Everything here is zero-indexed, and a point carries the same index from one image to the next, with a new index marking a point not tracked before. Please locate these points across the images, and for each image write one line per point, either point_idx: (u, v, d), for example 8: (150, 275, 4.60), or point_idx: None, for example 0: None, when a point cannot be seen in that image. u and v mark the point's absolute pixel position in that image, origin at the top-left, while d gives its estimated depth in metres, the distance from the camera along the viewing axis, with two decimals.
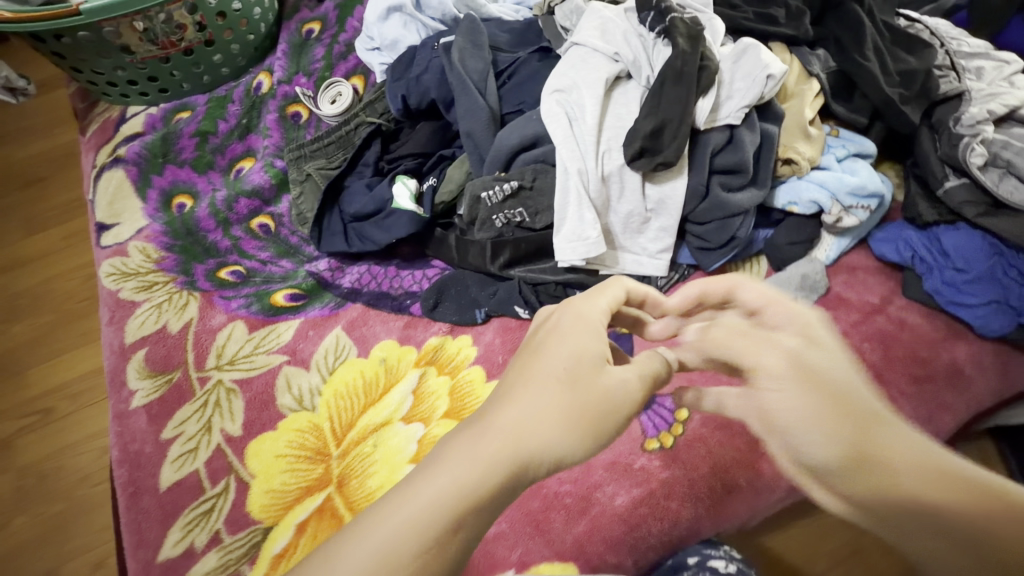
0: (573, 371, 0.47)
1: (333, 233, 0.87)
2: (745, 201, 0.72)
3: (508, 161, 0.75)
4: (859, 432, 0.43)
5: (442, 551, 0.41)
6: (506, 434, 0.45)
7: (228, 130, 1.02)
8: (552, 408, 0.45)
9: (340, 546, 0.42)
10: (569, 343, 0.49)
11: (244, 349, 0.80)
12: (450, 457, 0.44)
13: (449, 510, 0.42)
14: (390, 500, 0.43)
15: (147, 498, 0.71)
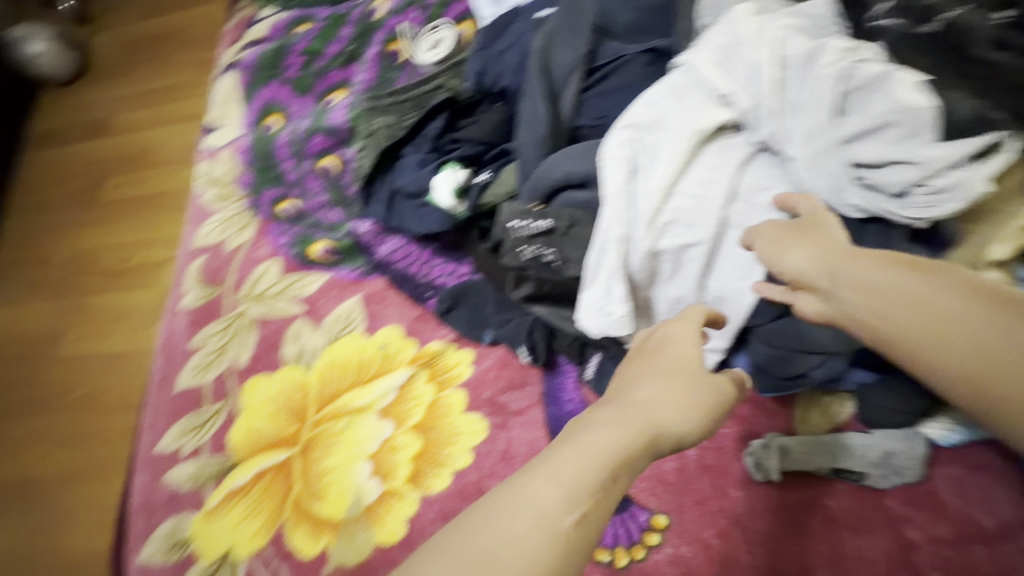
0: (685, 364, 0.48)
1: (378, 201, 0.82)
2: (832, 340, 0.53)
3: (548, 196, 0.63)
4: (836, 253, 0.48)
5: (603, 504, 0.39)
6: (645, 408, 0.44)
7: (333, 56, 1.00)
8: (681, 388, 0.46)
9: (506, 498, 0.38)
10: (675, 335, 0.51)
11: (273, 288, 0.85)
12: (595, 423, 0.43)
13: (607, 471, 0.40)
14: (548, 460, 0.40)
15: (167, 391, 0.82)
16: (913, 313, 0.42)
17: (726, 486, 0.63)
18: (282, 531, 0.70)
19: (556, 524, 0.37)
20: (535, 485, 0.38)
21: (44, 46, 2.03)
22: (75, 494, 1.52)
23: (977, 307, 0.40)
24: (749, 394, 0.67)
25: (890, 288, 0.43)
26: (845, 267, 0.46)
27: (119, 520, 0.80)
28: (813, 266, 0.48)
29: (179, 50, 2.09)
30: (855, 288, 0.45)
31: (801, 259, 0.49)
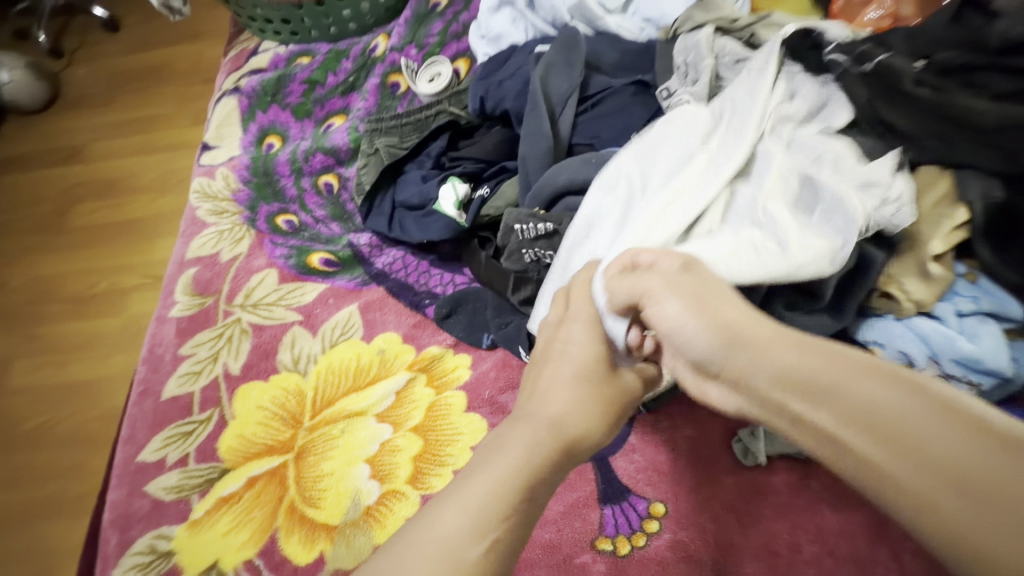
0: (587, 369, 0.56)
1: (379, 213, 0.87)
2: (805, 329, 0.60)
3: (550, 202, 0.69)
4: (740, 326, 0.43)
5: (515, 525, 0.46)
6: (546, 426, 0.51)
7: (333, 86, 1.06)
8: (577, 397, 0.54)
9: (423, 529, 0.45)
10: (571, 339, 0.58)
11: (269, 297, 0.85)
12: (504, 446, 0.50)
13: (516, 491, 0.47)
14: (457, 490, 0.48)
15: (151, 400, 0.80)
16: (845, 416, 0.37)
17: (717, 473, 0.67)
18: (275, 538, 0.68)
19: (467, 554, 0.44)
20: (443, 521, 0.45)
21: (13, 74, 2.01)
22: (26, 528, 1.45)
23: (903, 390, 0.36)
24: None
25: (817, 379, 0.38)
26: (756, 350, 0.42)
27: (88, 538, 0.75)
28: (709, 336, 0.44)
29: (162, 86, 2.15)
30: (773, 379, 0.40)
31: (680, 313, 0.46)
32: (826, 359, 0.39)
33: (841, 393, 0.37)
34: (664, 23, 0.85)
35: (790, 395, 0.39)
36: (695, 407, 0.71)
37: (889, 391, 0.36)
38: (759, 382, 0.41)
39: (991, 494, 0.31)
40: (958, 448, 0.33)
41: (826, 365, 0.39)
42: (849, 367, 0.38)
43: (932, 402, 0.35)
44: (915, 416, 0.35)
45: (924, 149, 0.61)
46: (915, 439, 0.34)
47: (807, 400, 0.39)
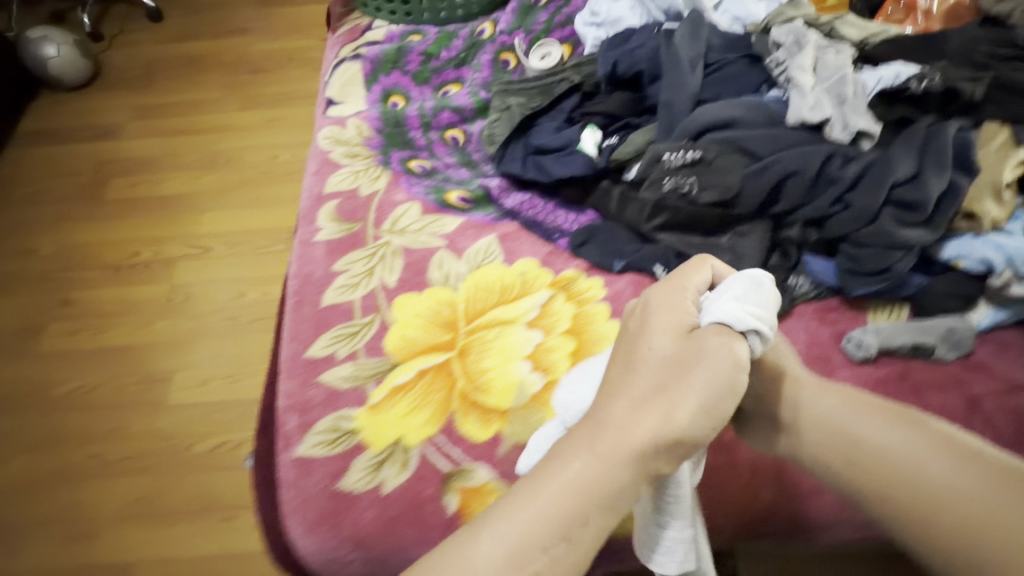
0: (644, 401, 0.55)
1: (513, 158, 0.98)
2: (913, 238, 0.75)
3: (697, 135, 0.84)
4: (810, 387, 0.65)
5: (546, 565, 0.50)
6: (602, 458, 0.53)
7: (448, 59, 1.18)
8: (647, 417, 0.54)
9: (468, 547, 0.52)
10: (658, 345, 0.58)
11: (414, 225, 0.94)
12: (545, 490, 0.53)
13: (548, 534, 0.51)
14: (497, 522, 0.53)
15: (309, 308, 0.85)
16: (878, 464, 0.57)
17: (833, 368, 0.80)
18: (452, 420, 0.75)
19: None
20: (480, 552, 0.51)
21: (60, 49, 2.06)
22: (56, 494, 1.38)
23: (892, 429, 0.59)
24: (834, 306, 0.85)
25: (864, 438, 0.59)
26: (826, 409, 0.62)
27: (256, 427, 0.80)
28: (788, 390, 0.64)
29: (204, 72, 2.19)
30: (830, 436, 0.61)
31: (778, 375, 0.65)
32: (878, 422, 0.60)
33: (855, 435, 0.60)
34: (750, 21, 1.02)
35: (827, 435, 0.61)
36: (806, 320, 0.84)
37: (908, 441, 0.58)
38: (817, 433, 0.62)
39: (947, 491, 0.54)
40: (940, 475, 0.55)
41: (874, 427, 0.60)
42: (863, 417, 0.61)
43: (909, 435, 0.58)
44: (933, 468, 0.55)
45: (981, 111, 0.79)
46: (915, 471, 0.56)
47: (843, 445, 0.60)
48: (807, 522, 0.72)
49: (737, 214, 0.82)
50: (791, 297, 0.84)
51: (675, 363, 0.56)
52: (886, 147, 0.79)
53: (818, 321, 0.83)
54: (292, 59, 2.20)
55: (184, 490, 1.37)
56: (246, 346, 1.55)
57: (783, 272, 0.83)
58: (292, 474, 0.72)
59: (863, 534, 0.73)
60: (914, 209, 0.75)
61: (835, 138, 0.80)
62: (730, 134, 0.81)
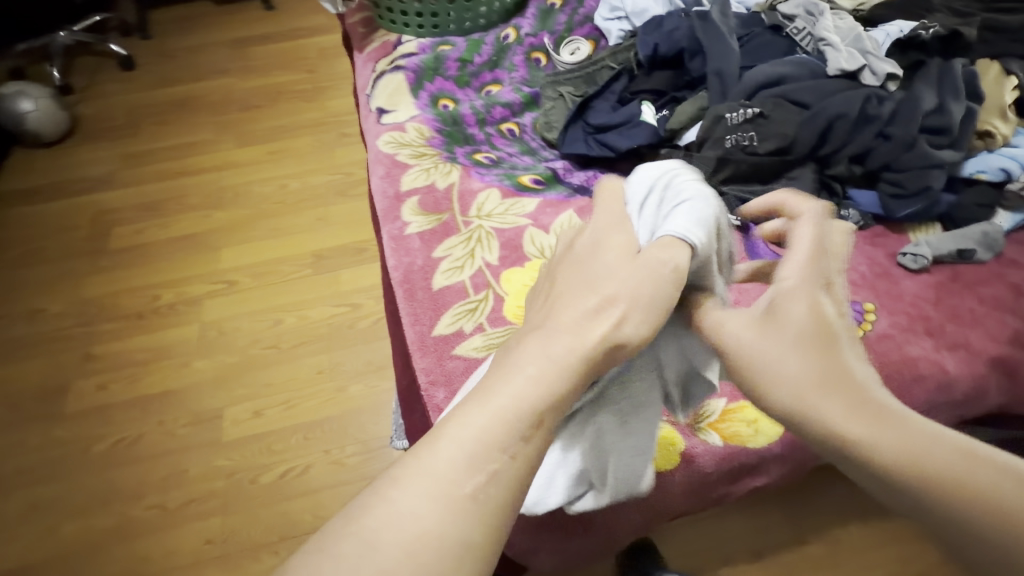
0: (596, 273, 0.55)
1: (575, 139, 1.07)
2: (946, 157, 0.89)
3: (751, 94, 0.96)
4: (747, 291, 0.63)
5: (517, 469, 0.46)
6: (552, 357, 0.50)
7: (482, 62, 1.26)
8: (594, 300, 0.53)
9: (415, 462, 0.46)
10: (614, 249, 0.57)
11: (498, 209, 1.00)
12: (504, 385, 0.49)
13: (507, 433, 0.47)
14: (451, 424, 0.48)
15: (422, 293, 0.89)
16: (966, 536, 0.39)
17: (897, 279, 0.90)
18: None
19: (458, 490, 0.44)
20: (436, 459, 0.45)
21: (38, 104, 1.99)
22: (117, 553, 1.30)
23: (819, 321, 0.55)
24: (879, 233, 0.95)
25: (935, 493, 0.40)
26: (876, 450, 0.42)
27: (398, 407, 0.83)
28: (810, 389, 0.45)
29: (191, 115, 2.16)
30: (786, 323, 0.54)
31: (789, 367, 0.46)
32: (970, 465, 0.41)
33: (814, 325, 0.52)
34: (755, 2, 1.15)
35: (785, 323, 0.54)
36: (862, 245, 0.94)
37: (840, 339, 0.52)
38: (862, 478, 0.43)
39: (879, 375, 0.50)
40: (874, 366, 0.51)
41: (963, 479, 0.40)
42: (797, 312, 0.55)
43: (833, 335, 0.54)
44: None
45: (975, 50, 0.95)
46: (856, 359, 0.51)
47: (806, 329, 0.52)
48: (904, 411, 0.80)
49: (794, 159, 0.93)
50: (848, 228, 0.94)
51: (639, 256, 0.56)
52: (907, 87, 0.94)
53: (872, 244, 0.94)
54: (282, 92, 2.21)
55: (259, 523, 1.32)
56: (295, 372, 1.53)
57: (835, 207, 0.94)
58: None
59: (953, 416, 0.84)
60: (942, 133, 0.90)
61: (868, 84, 0.94)
62: (782, 90, 0.94)
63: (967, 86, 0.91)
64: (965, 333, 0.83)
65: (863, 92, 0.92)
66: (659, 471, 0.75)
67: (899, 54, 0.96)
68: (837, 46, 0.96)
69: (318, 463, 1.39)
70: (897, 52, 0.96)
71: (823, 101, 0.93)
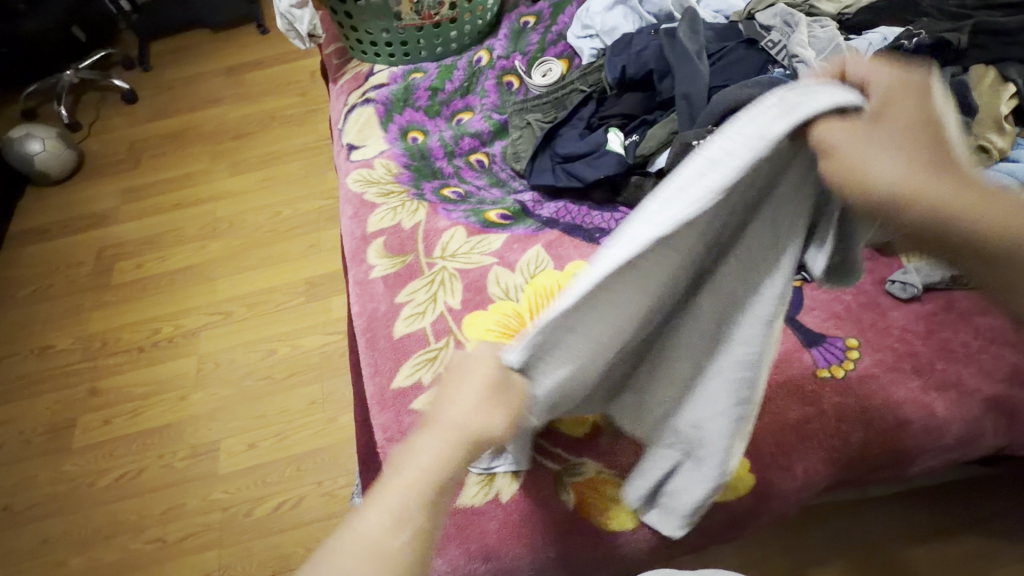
0: (477, 388, 0.55)
1: (543, 170, 1.04)
2: None
3: (720, 118, 0.89)
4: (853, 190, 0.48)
5: (421, 529, 0.51)
6: (448, 446, 0.53)
7: (453, 89, 1.23)
8: (475, 423, 0.54)
9: (337, 538, 0.50)
10: (482, 377, 0.55)
11: (463, 248, 0.98)
12: (421, 458, 0.53)
13: (421, 503, 0.51)
14: (373, 499, 0.51)
15: (384, 341, 0.88)
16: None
17: (884, 310, 0.84)
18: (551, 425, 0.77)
19: (387, 549, 0.49)
20: (352, 535, 0.49)
21: (45, 144, 2.06)
22: None
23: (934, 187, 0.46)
24: (868, 256, 0.90)
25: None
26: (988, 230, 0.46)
27: (358, 462, 0.83)
28: (919, 179, 0.46)
29: (190, 145, 2.20)
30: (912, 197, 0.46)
31: (888, 166, 0.46)
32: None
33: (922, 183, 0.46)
34: (732, 12, 1.10)
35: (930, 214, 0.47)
36: None
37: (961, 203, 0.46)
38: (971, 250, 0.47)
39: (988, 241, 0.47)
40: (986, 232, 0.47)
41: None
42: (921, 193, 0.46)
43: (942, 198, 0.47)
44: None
45: (969, 56, 0.88)
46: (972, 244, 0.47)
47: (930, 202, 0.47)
48: (891, 457, 0.76)
49: None
50: None
51: (493, 379, 0.55)
52: None
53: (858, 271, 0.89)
54: (275, 118, 2.23)
55: (253, 556, 1.34)
56: (287, 403, 1.55)
57: None
58: None
59: (944, 458, 0.78)
60: None
61: None
62: None
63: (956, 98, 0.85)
64: (956, 371, 0.77)
65: None
66: (618, 532, 0.72)
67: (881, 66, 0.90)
68: (810, 61, 0.89)
69: (310, 495, 1.40)
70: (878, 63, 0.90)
71: None
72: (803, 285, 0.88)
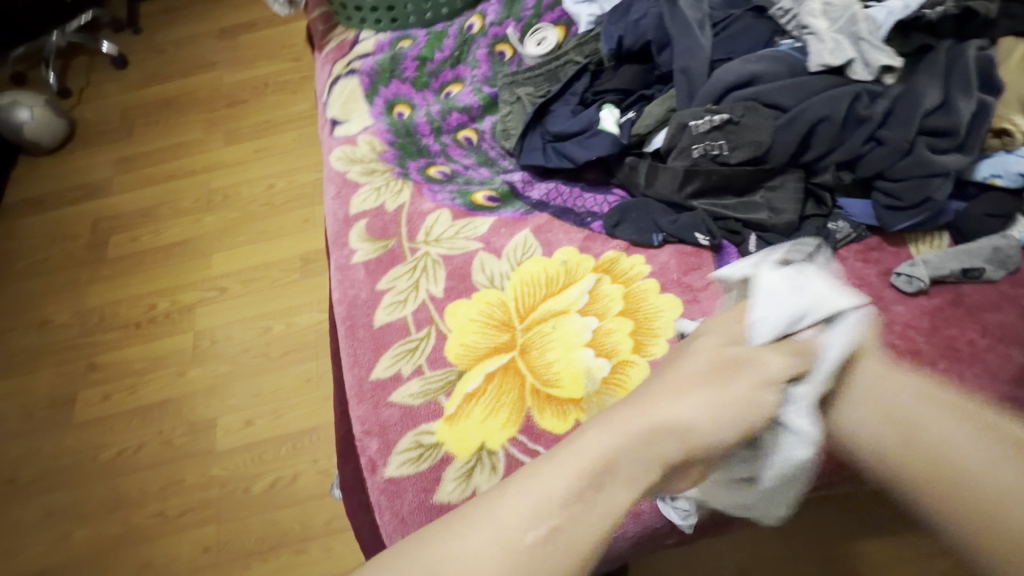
0: (699, 372, 0.62)
1: (532, 149, 0.98)
2: (949, 163, 0.75)
3: (720, 97, 0.85)
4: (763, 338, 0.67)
5: (574, 517, 0.57)
6: (629, 433, 0.59)
7: (442, 58, 1.15)
8: (683, 410, 0.60)
9: (508, 491, 0.59)
10: (694, 363, 0.64)
11: (447, 232, 0.93)
12: (607, 429, 0.60)
13: (587, 479, 0.57)
14: (556, 456, 0.60)
15: (364, 330, 0.86)
16: (949, 479, 0.55)
17: (888, 306, 0.80)
18: (530, 416, 0.74)
19: (521, 538, 0.55)
20: (511, 499, 0.58)
21: (33, 112, 2.01)
22: (126, 557, 1.39)
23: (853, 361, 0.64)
24: (875, 245, 0.85)
25: (929, 455, 0.57)
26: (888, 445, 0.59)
27: (337, 453, 0.82)
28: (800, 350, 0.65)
29: (182, 114, 2.14)
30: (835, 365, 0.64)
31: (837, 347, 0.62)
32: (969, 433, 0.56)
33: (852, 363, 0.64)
34: None
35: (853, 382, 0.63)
36: (850, 263, 0.84)
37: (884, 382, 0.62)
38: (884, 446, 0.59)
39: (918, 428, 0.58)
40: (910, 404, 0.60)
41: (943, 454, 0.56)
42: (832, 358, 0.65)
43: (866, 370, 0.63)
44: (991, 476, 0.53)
45: (998, 28, 0.81)
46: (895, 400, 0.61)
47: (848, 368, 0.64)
48: None
49: (770, 168, 0.83)
50: (833, 244, 0.84)
51: (714, 369, 0.62)
52: (909, 78, 0.81)
53: (862, 261, 0.84)
54: (268, 85, 2.15)
55: (250, 530, 1.37)
56: (282, 380, 1.55)
57: (819, 219, 0.85)
58: (384, 497, 0.73)
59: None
60: (948, 135, 0.76)
61: (859, 78, 0.81)
62: (753, 92, 0.82)
63: (982, 73, 0.78)
64: (959, 372, 0.73)
65: (855, 87, 0.79)
66: None
67: (901, 37, 0.82)
68: (823, 34, 0.82)
69: (306, 472, 1.42)
70: (897, 36, 0.82)
71: (804, 100, 0.80)
72: None
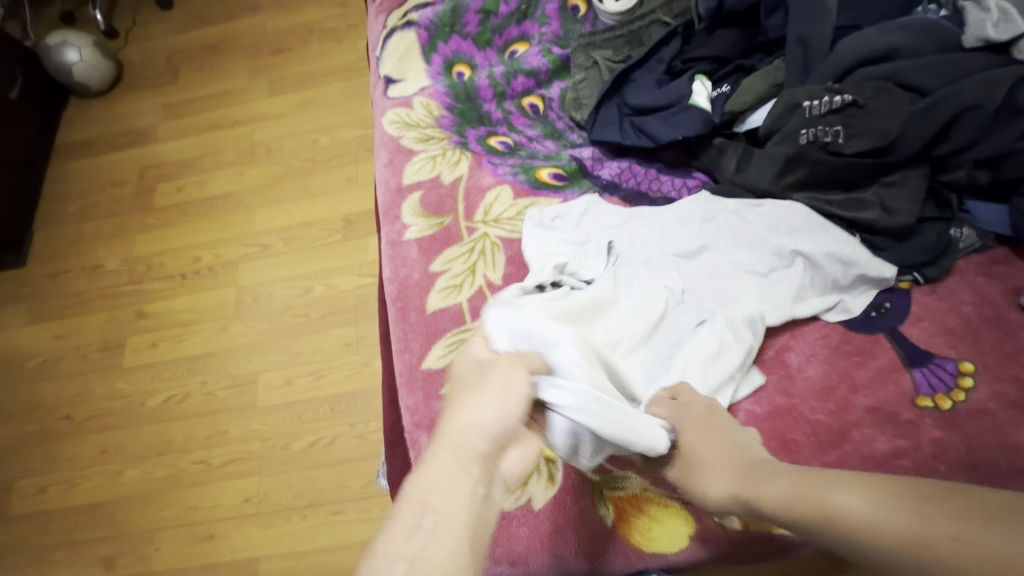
0: (475, 379, 0.58)
1: (608, 123, 0.88)
2: None
3: (843, 75, 0.75)
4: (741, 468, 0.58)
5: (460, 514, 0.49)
6: (454, 445, 0.53)
7: (508, 12, 1.03)
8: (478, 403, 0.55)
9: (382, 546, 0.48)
10: (466, 382, 0.59)
11: (508, 212, 0.86)
12: (430, 457, 0.53)
13: (454, 499, 0.50)
14: (409, 493, 0.51)
15: (415, 315, 0.81)
16: (876, 509, 0.48)
17: (1014, 331, 0.69)
18: None
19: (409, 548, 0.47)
20: (402, 537, 0.48)
21: (82, 53, 1.98)
22: (171, 502, 1.44)
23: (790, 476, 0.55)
24: (1001, 258, 0.74)
25: (829, 509, 0.50)
26: (757, 493, 0.55)
27: (384, 442, 0.79)
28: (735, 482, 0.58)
29: (226, 60, 2.08)
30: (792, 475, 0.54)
31: (696, 440, 0.61)
32: (905, 511, 0.47)
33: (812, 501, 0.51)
34: None
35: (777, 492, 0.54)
36: (970, 277, 0.73)
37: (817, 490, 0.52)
38: (796, 526, 0.52)
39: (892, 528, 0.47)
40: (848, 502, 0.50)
41: (877, 513, 0.48)
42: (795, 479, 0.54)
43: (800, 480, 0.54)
44: (974, 558, 0.43)
45: None
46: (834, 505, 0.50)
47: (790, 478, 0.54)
48: None
49: (892, 161, 0.73)
50: (954, 255, 0.74)
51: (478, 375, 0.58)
52: None
53: (985, 276, 0.73)
54: (313, 32, 2.05)
55: (288, 487, 1.40)
56: (323, 342, 1.54)
57: (941, 224, 0.74)
58: None
59: None
60: None
61: None
62: (885, 71, 0.72)
63: None
64: None
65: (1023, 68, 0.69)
66: (658, 555, 0.69)
67: None
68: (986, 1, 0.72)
69: (343, 436, 1.43)
70: None
71: (950, 85, 0.70)
72: (912, 288, 0.74)
